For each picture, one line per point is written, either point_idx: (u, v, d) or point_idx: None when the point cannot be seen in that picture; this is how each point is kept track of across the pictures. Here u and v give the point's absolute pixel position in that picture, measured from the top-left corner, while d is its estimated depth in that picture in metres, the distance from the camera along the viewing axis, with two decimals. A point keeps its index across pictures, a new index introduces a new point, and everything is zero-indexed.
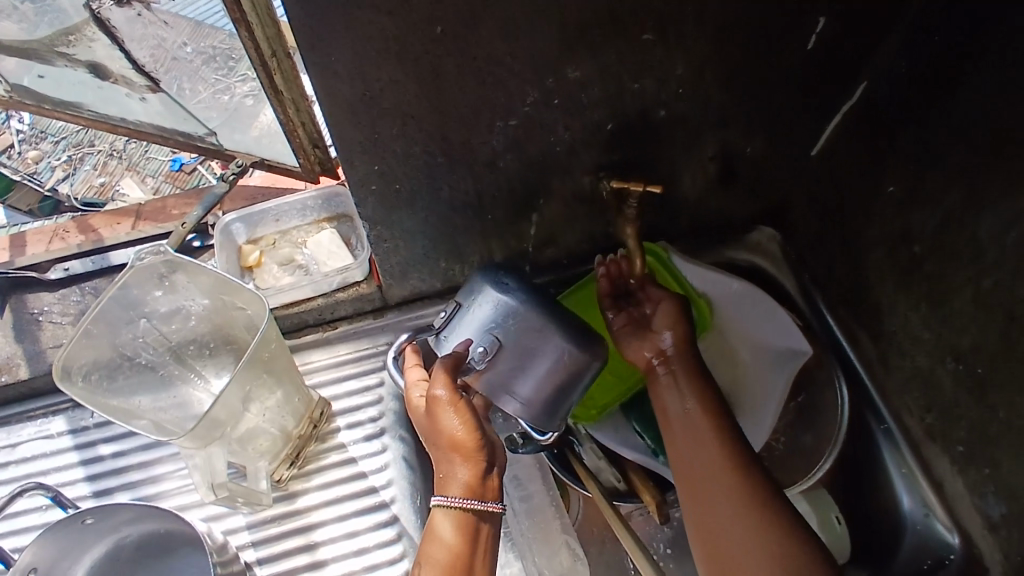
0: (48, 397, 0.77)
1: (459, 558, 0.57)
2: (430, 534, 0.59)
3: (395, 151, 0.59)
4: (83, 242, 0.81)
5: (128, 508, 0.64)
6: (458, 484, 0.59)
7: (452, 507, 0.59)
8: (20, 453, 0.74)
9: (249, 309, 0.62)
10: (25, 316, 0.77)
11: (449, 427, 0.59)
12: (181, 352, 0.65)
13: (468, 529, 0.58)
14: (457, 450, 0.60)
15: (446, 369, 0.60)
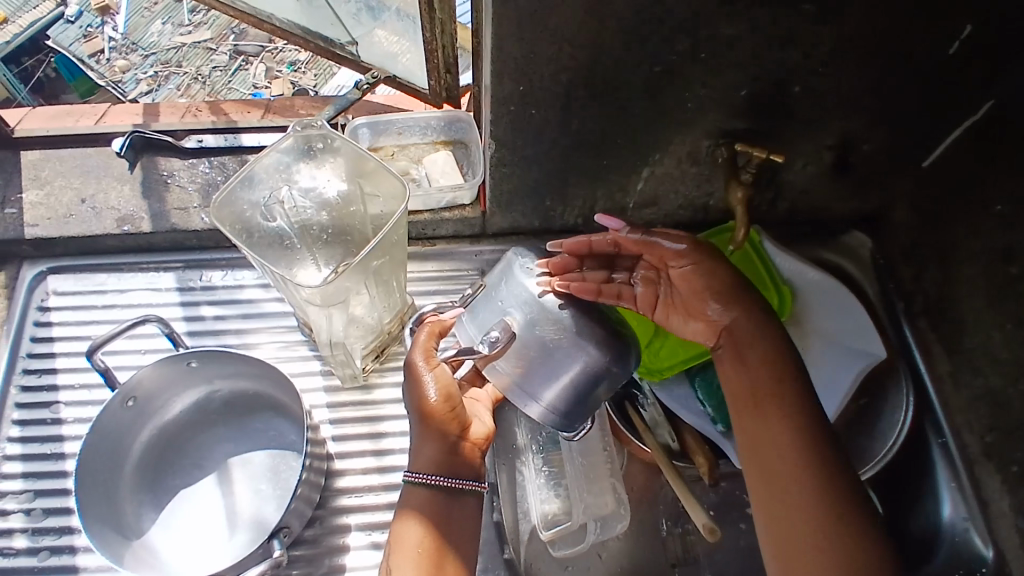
0: (161, 254, 0.82)
1: (416, 530, 0.59)
2: (405, 505, 0.61)
3: (542, 74, 0.63)
4: (216, 121, 0.87)
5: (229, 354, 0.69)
6: (428, 463, 0.61)
7: (424, 486, 0.61)
8: (128, 299, 0.79)
9: (382, 197, 0.69)
10: (153, 175, 0.82)
11: (420, 401, 0.61)
12: (306, 232, 0.70)
13: (433, 507, 0.60)
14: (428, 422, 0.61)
15: (431, 334, 0.63)
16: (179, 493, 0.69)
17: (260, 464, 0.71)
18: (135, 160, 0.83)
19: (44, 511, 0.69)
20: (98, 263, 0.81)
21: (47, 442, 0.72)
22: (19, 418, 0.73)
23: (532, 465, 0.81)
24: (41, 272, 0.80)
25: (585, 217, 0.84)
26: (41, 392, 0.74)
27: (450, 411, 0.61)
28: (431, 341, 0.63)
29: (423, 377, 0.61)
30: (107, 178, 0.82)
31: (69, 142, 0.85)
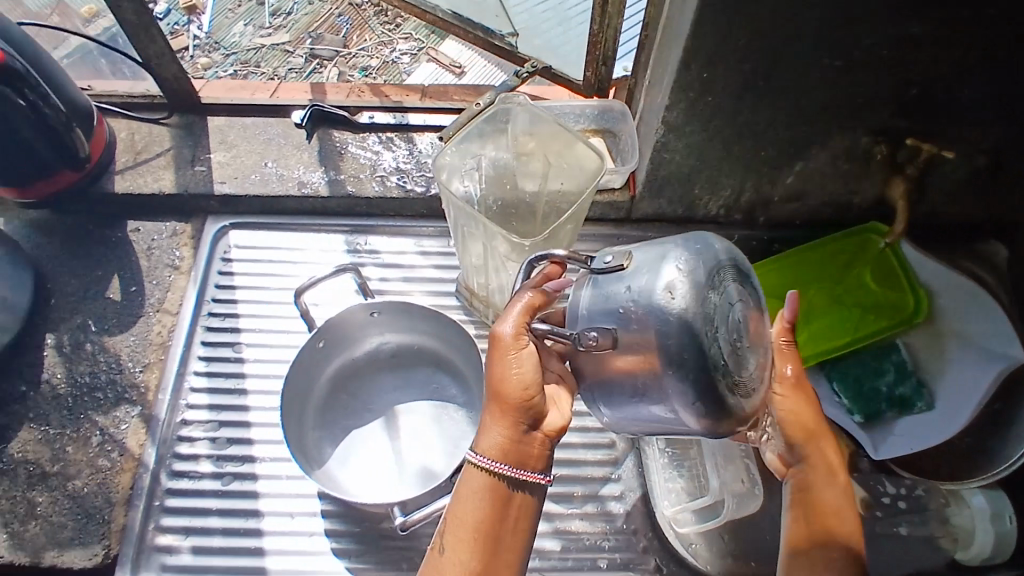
0: (330, 218, 0.88)
1: (468, 537, 0.48)
2: (457, 499, 0.50)
3: (729, 61, 0.67)
4: (384, 100, 0.93)
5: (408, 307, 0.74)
6: (487, 449, 0.49)
7: (487, 473, 0.49)
8: (303, 258, 0.86)
9: (569, 167, 0.83)
10: (328, 146, 0.89)
11: (493, 372, 0.50)
12: (500, 197, 0.83)
13: (491, 512, 0.49)
14: (499, 405, 0.49)
15: (528, 305, 0.51)
16: (353, 432, 0.74)
17: (425, 411, 0.75)
18: (313, 131, 0.90)
19: (227, 440, 0.76)
20: (276, 222, 0.88)
21: (231, 378, 0.79)
22: (205, 354, 0.80)
23: (657, 445, 0.79)
24: (225, 227, 0.87)
25: (728, 208, 0.87)
26: (227, 333, 0.81)
27: (526, 397, 0.49)
28: (524, 316, 0.51)
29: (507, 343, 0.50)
30: (287, 146, 0.89)
31: (249, 111, 0.92)
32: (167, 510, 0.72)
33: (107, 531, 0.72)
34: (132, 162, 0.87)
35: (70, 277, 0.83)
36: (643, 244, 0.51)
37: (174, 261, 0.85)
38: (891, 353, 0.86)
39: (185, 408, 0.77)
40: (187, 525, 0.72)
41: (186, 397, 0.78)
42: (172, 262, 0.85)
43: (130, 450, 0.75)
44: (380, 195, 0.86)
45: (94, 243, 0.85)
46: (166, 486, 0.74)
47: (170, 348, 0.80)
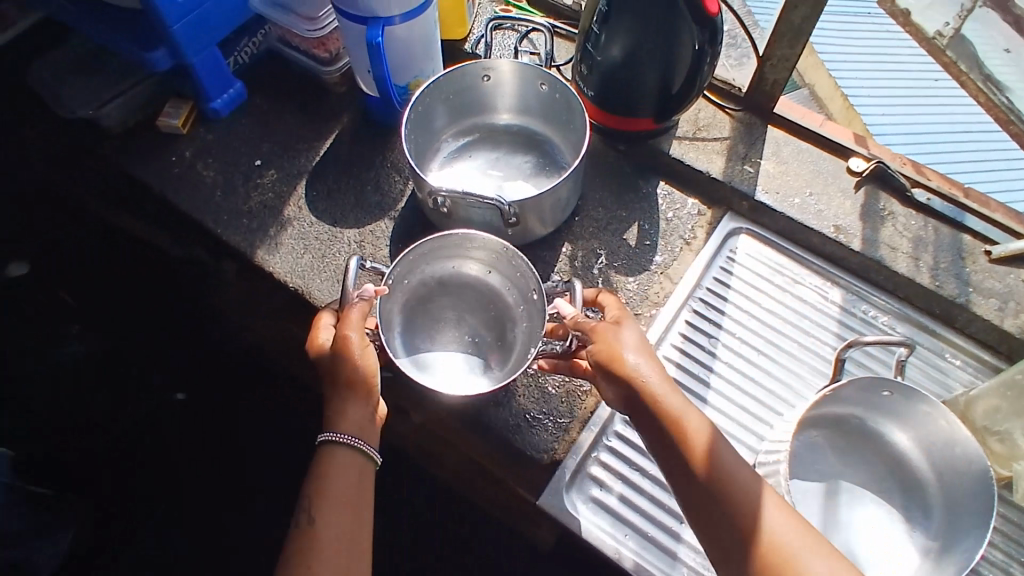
0: (839, 269, 0.88)
1: (349, 504, 0.63)
2: (337, 484, 0.63)
3: None
4: (942, 186, 0.91)
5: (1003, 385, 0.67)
6: (348, 436, 0.64)
7: (345, 445, 0.64)
8: (799, 291, 0.86)
9: None
10: (874, 207, 0.88)
11: (353, 414, 0.64)
12: None
13: (359, 467, 0.64)
14: (350, 387, 0.64)
15: (356, 315, 0.65)
16: (797, 480, 0.72)
17: (890, 516, 0.71)
18: (862, 185, 0.90)
19: None
20: (787, 246, 0.89)
21: (700, 366, 0.80)
22: (684, 332, 0.83)
23: None
24: (739, 229, 0.90)
25: None
26: (709, 322, 0.83)
27: (339, 354, 0.64)
28: (359, 319, 0.65)
29: (346, 343, 0.63)
30: (834, 186, 0.90)
31: (810, 136, 0.94)
32: (609, 447, 0.76)
33: (560, 435, 0.75)
34: (691, 134, 0.93)
35: (600, 205, 0.90)
36: (455, 361, 0.77)
37: (687, 236, 0.89)
38: None
39: None
40: (624, 472, 0.75)
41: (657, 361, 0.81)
42: (685, 236, 0.89)
43: None
44: (908, 276, 0.84)
45: (626, 186, 0.92)
46: (617, 428, 0.77)
47: (662, 309, 0.84)
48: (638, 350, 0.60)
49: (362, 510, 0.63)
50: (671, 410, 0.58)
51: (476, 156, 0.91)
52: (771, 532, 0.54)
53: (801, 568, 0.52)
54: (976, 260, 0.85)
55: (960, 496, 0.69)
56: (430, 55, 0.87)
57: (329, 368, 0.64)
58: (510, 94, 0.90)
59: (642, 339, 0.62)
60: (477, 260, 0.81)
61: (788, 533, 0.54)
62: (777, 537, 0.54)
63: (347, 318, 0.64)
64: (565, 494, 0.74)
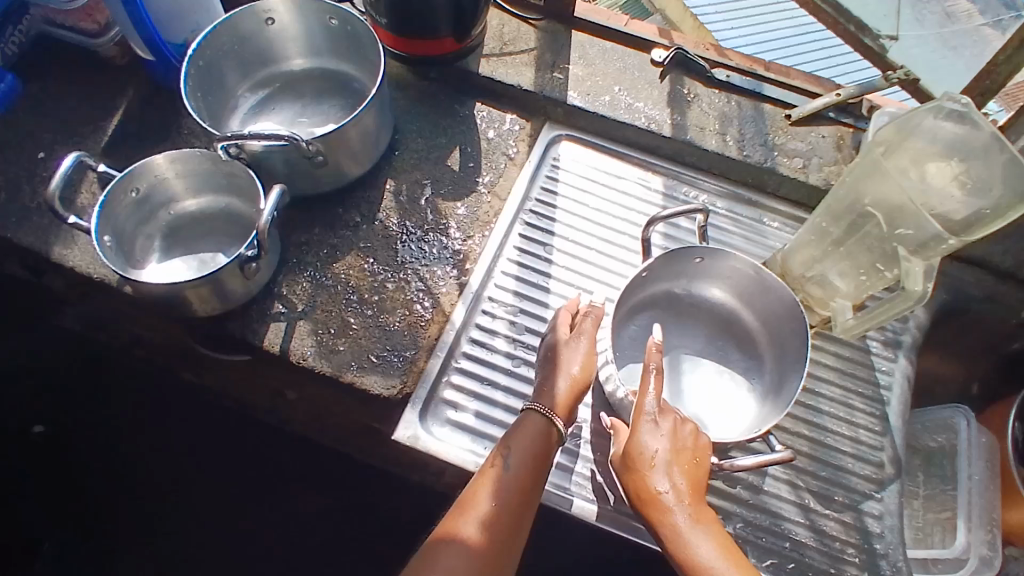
0: (657, 157, 0.90)
1: (528, 480, 0.63)
2: (518, 455, 0.64)
3: None
4: (740, 63, 0.95)
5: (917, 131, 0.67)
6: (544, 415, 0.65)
7: (542, 417, 0.65)
8: (622, 186, 0.88)
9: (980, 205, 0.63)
10: (680, 91, 0.91)
11: (555, 407, 0.65)
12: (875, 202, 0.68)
13: (545, 458, 0.65)
14: (574, 387, 0.66)
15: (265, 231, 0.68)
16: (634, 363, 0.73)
17: (727, 376, 0.75)
18: (667, 73, 0.92)
19: (524, 328, 0.78)
20: (605, 144, 0.91)
21: (537, 275, 0.81)
22: (518, 246, 0.83)
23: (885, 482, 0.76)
24: (559, 135, 0.90)
25: None
26: (541, 232, 0.84)
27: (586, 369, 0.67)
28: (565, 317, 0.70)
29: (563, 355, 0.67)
30: (640, 79, 0.92)
31: (612, 36, 0.95)
32: (459, 369, 0.75)
33: (407, 369, 0.74)
34: (498, 51, 0.92)
35: (417, 136, 0.88)
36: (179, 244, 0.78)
37: (509, 152, 0.89)
38: None
39: (494, 286, 0.80)
40: (476, 390, 0.75)
41: (495, 277, 0.81)
42: (507, 152, 0.89)
43: (441, 306, 0.78)
44: (719, 151, 0.87)
45: (442, 113, 0.90)
46: (464, 349, 0.76)
47: (493, 227, 0.84)
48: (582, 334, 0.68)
49: (529, 502, 0.63)
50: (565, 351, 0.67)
51: (277, 108, 0.86)
52: (653, 458, 0.59)
53: (668, 501, 0.58)
54: (778, 126, 0.90)
55: (790, 336, 0.72)
56: (203, 6, 0.81)
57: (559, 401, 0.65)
58: (300, 36, 0.86)
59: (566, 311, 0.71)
60: (172, 171, 0.76)
61: (672, 467, 0.59)
62: (647, 462, 0.59)
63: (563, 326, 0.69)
64: (420, 423, 0.72)
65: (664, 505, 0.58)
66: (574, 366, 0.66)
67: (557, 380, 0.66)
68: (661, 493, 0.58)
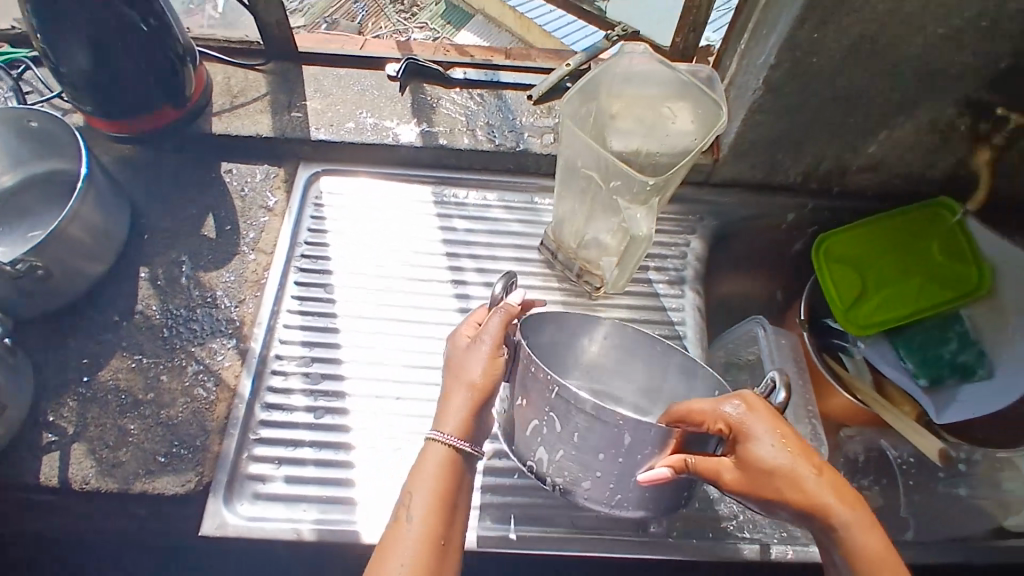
0: (419, 169, 0.91)
1: (442, 512, 0.54)
2: (419, 484, 0.55)
3: (838, 27, 0.70)
4: (474, 58, 0.96)
5: (660, 78, 0.78)
6: (443, 431, 0.57)
7: (443, 445, 0.56)
8: (390, 206, 0.88)
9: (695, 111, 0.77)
10: (421, 99, 0.91)
11: (452, 420, 0.57)
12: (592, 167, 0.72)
13: (456, 475, 0.56)
14: (472, 393, 0.58)
15: None
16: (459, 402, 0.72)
17: None
18: (407, 85, 0.92)
19: (320, 375, 0.76)
20: (363, 170, 0.90)
21: (323, 318, 0.80)
22: (298, 294, 0.81)
23: None
24: (316, 173, 0.89)
25: (805, 176, 0.90)
26: (318, 274, 0.82)
27: (494, 379, 0.59)
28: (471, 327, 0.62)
29: (466, 360, 0.59)
30: (380, 97, 0.91)
31: (343, 61, 0.94)
32: (258, 440, 0.72)
33: (200, 457, 0.70)
34: (228, 105, 0.89)
35: (164, 214, 0.84)
36: None
37: (267, 204, 0.86)
38: (951, 323, 0.89)
39: (279, 343, 0.78)
40: (282, 454, 0.71)
41: (279, 334, 0.78)
42: (264, 205, 0.86)
43: (226, 380, 0.74)
44: (471, 148, 0.88)
45: (186, 183, 0.86)
46: (260, 418, 0.73)
47: (266, 284, 0.81)
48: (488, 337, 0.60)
49: (447, 546, 0.54)
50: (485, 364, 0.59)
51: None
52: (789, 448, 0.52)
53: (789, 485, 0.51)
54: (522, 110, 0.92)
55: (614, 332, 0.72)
56: None
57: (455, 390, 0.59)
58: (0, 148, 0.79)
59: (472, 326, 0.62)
60: None
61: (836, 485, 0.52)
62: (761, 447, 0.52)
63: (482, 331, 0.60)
64: (225, 507, 0.68)
65: (841, 514, 0.51)
66: (473, 367, 0.58)
67: (456, 400, 0.58)
68: (833, 508, 0.51)
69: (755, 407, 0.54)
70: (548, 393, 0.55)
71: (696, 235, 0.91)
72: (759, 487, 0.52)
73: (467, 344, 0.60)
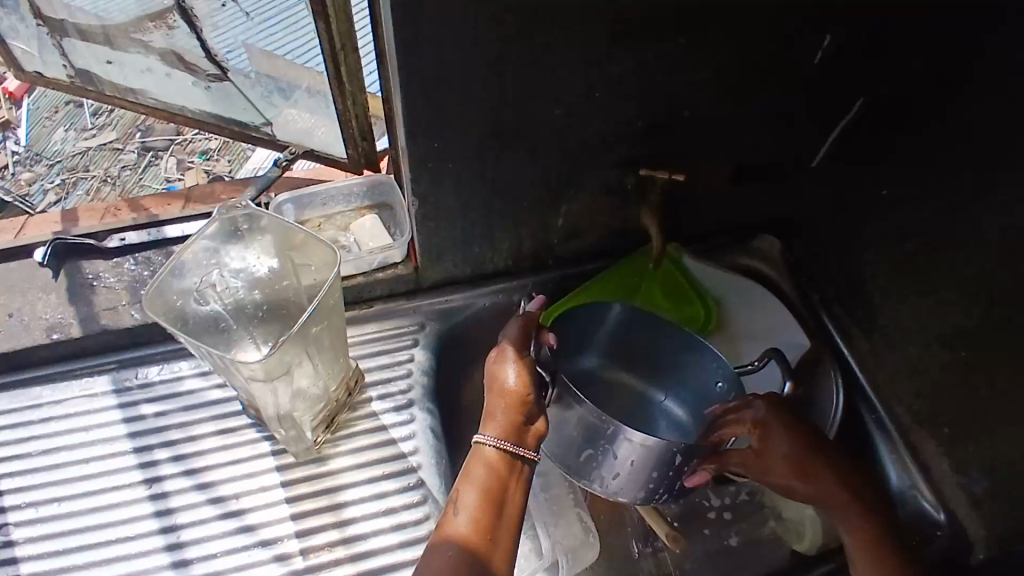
0: (95, 358, 0.83)
1: (483, 528, 0.61)
2: (463, 501, 0.62)
3: (454, 129, 0.67)
4: (137, 217, 0.88)
5: (268, 220, 0.69)
6: (489, 438, 0.65)
7: (493, 447, 0.64)
8: (65, 409, 0.80)
9: (315, 268, 0.70)
10: (78, 281, 0.82)
11: (490, 438, 0.65)
12: (243, 312, 0.70)
13: (496, 494, 0.63)
14: (514, 408, 0.66)
15: None
16: None
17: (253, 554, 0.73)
18: (61, 267, 0.83)
19: None
20: (30, 376, 0.81)
21: None
22: None
23: None
24: None
25: (515, 258, 0.87)
26: None
27: (529, 384, 0.67)
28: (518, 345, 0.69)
29: (525, 385, 0.67)
30: (32, 289, 0.82)
31: None
32: None
33: None
34: None
35: None
36: None
37: None
38: None
39: None
40: None
41: None
42: None
43: None
44: (142, 324, 0.81)
45: None
46: None
47: None
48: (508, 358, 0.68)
49: (484, 557, 0.60)
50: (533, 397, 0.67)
51: None
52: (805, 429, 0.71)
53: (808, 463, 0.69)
54: None
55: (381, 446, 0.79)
56: None
57: (490, 394, 0.67)
58: None
59: (515, 369, 0.67)
60: None
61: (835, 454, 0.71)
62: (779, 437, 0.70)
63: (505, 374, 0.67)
64: None
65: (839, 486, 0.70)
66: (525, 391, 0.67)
67: (543, 426, 0.68)
68: (810, 465, 0.69)
69: (775, 404, 0.70)
70: (597, 424, 0.69)
71: (423, 335, 0.86)
72: (751, 461, 0.71)
73: (524, 379, 0.67)
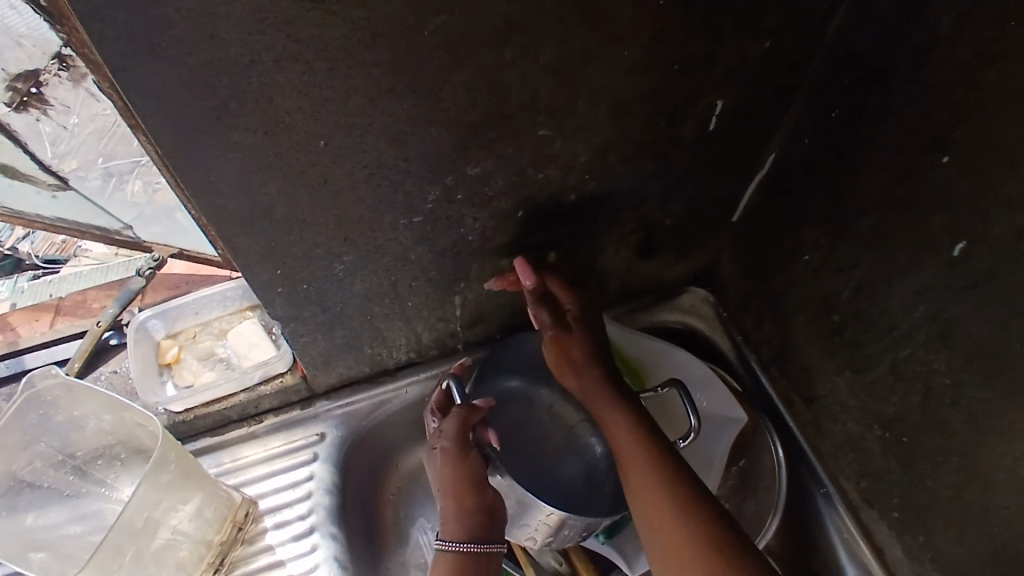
0: None
1: None
2: None
3: (298, 255, 0.58)
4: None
5: (84, 395, 0.64)
6: (453, 533, 0.62)
7: (453, 554, 0.62)
8: None
9: (148, 426, 0.65)
10: None
11: (451, 542, 0.62)
12: (86, 468, 0.68)
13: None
14: (461, 506, 0.63)
15: None
16: None
17: None
18: None
19: None
20: None
21: None
22: None
23: None
24: None
25: (417, 350, 0.79)
26: None
27: (479, 481, 0.64)
28: (461, 432, 0.65)
29: (473, 475, 0.64)
30: None
31: None
32: None
33: None
34: None
35: None
36: None
37: None
38: None
39: None
40: None
41: None
42: None
43: None
44: None
45: None
46: None
47: None
48: (449, 451, 0.64)
49: None
50: (482, 485, 0.64)
51: None
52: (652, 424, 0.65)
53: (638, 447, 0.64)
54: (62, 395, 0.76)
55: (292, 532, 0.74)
56: None
57: (444, 496, 0.63)
58: None
59: (453, 462, 0.64)
60: None
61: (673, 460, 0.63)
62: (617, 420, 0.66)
63: (455, 458, 0.64)
64: None
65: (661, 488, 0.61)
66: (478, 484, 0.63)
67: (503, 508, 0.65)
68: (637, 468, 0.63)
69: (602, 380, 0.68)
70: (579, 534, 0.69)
71: (325, 445, 0.78)
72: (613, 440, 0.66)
73: (462, 464, 0.64)
